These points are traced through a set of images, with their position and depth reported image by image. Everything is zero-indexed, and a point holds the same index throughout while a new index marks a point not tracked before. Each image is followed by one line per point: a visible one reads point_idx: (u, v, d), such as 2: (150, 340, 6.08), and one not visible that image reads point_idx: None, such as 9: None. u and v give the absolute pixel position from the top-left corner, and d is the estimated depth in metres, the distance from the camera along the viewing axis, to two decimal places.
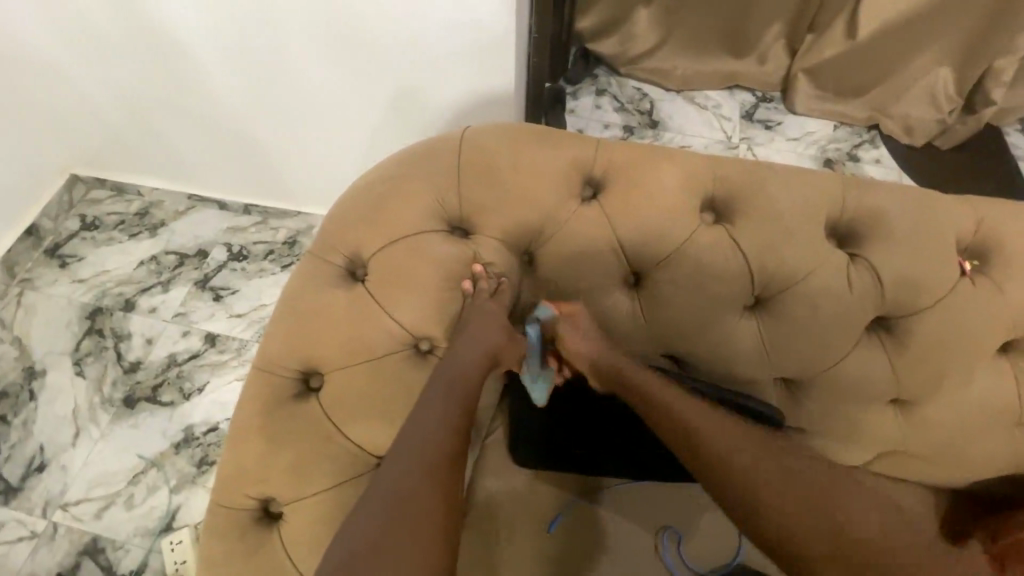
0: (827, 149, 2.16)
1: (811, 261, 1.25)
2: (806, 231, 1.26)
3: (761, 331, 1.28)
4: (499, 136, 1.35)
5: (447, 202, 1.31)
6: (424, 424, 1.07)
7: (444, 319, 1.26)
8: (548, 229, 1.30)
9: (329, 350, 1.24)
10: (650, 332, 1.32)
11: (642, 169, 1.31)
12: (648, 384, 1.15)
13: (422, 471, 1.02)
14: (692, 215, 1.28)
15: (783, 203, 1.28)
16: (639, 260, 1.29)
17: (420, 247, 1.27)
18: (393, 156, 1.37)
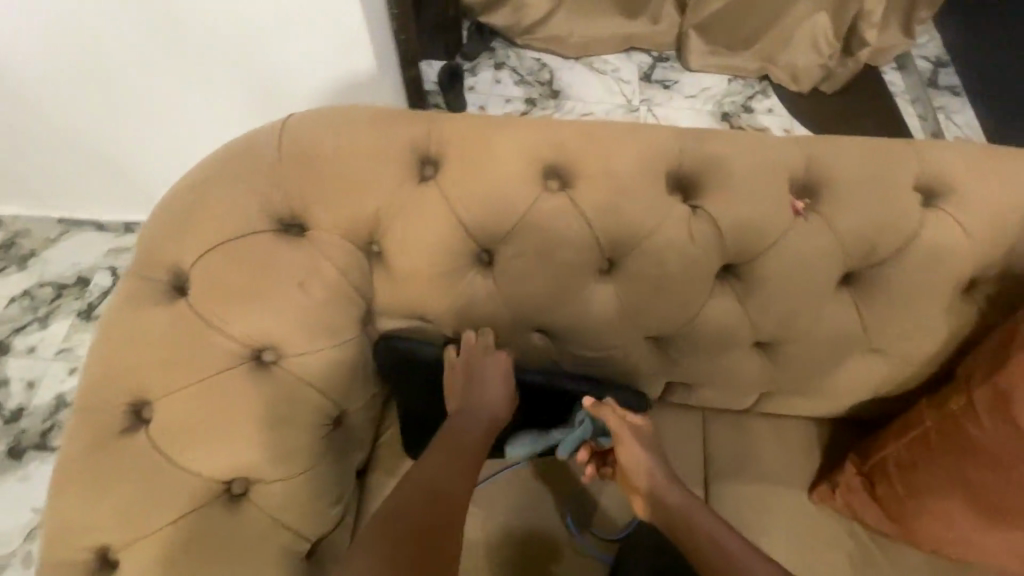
0: (723, 103, 2.10)
1: (784, 219, 1.00)
2: (773, 183, 1.01)
3: (718, 307, 1.07)
4: (324, 118, 1.05)
5: (276, 202, 1.02)
6: (446, 464, 0.97)
7: (308, 340, 1.02)
8: (389, 221, 1.01)
9: (184, 363, 0.98)
10: (515, 312, 1.10)
11: (539, 135, 1.03)
12: (668, 493, 1.00)
13: (418, 499, 0.90)
14: (525, 185, 0.99)
15: (736, 158, 1.02)
16: (484, 237, 1.02)
17: (250, 262, 0.99)
18: (242, 152, 1.04)
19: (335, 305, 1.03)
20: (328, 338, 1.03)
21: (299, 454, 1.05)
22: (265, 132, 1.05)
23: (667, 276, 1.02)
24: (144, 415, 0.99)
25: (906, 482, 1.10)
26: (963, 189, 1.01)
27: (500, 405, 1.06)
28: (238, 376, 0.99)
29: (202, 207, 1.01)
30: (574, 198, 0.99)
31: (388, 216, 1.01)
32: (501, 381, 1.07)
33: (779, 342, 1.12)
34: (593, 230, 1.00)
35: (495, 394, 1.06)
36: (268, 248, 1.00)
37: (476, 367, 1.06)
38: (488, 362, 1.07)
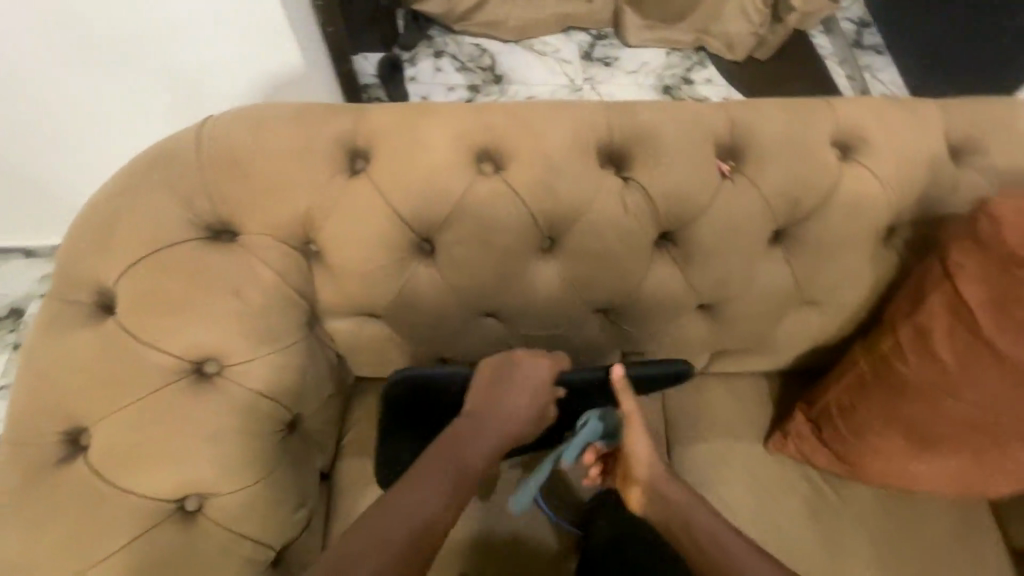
0: (664, 77, 1.75)
1: (924, 170, 0.74)
2: (899, 129, 0.76)
3: (781, 280, 0.80)
4: (268, 105, 0.75)
5: (216, 215, 0.71)
6: (449, 460, 0.68)
7: (283, 364, 0.72)
8: (380, 227, 0.72)
9: (105, 390, 0.65)
10: (585, 304, 0.80)
11: (578, 105, 0.76)
12: (696, 516, 0.71)
13: (404, 518, 0.62)
14: (576, 163, 0.72)
15: (842, 106, 0.77)
16: (544, 216, 0.73)
17: (182, 269, 0.68)
18: (164, 141, 0.74)
19: (296, 343, 0.73)
20: (298, 366, 0.74)
21: (271, 522, 0.71)
22: (196, 126, 0.74)
23: (714, 261, 0.77)
24: (82, 442, 0.66)
25: (970, 442, 0.76)
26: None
27: (523, 412, 0.74)
28: (176, 399, 0.66)
29: (112, 206, 0.70)
30: (611, 136, 0.74)
31: (333, 214, 0.72)
32: (529, 404, 0.75)
33: (826, 325, 0.86)
34: (654, 198, 0.73)
35: (641, 446, 0.76)
36: (205, 261, 0.69)
37: (505, 374, 0.75)
38: (516, 365, 0.76)
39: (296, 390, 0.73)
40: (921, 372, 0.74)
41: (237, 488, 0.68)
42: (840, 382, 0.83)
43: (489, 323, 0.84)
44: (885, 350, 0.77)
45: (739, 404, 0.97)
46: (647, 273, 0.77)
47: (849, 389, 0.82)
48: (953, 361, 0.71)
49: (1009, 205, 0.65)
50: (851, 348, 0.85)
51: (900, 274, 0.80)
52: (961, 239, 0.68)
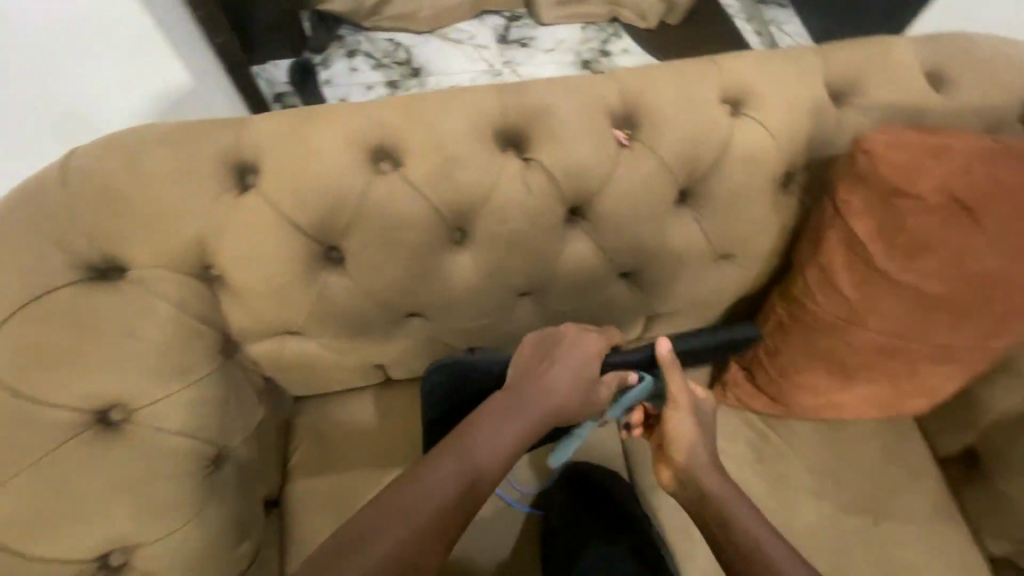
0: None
1: (806, 115, 0.77)
2: (779, 79, 0.78)
3: (693, 238, 0.81)
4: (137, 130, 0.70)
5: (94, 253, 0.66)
6: (492, 434, 0.67)
7: (199, 398, 0.69)
8: (278, 240, 0.70)
9: None
10: (509, 289, 0.80)
11: (470, 89, 0.74)
12: (732, 506, 0.73)
13: (433, 495, 0.62)
14: (470, 148, 0.71)
15: (724, 63, 0.79)
16: (445, 207, 0.71)
17: (65, 316, 0.63)
18: (29, 180, 0.68)
19: (211, 376, 0.71)
20: (216, 396, 0.71)
21: (212, 562, 0.69)
22: (63, 162, 0.68)
23: (625, 232, 0.78)
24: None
25: (884, 371, 0.80)
26: (961, 73, 0.81)
27: (571, 389, 0.71)
28: (80, 453, 0.62)
29: None
30: (506, 117, 0.73)
31: (225, 238, 0.68)
32: (579, 381, 0.72)
33: (744, 276, 0.88)
34: (555, 176, 0.72)
35: (685, 427, 0.78)
36: (90, 302, 0.64)
37: (553, 348, 0.73)
38: (567, 339, 0.74)
39: (219, 421, 0.71)
40: (829, 309, 0.76)
41: (170, 532, 0.66)
42: (765, 330, 0.87)
43: (416, 323, 0.83)
44: (796, 292, 0.80)
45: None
46: (561, 251, 0.78)
47: (771, 336, 0.85)
48: (855, 295, 0.74)
49: (879, 138, 0.68)
50: (771, 295, 0.88)
51: (803, 217, 0.83)
52: (844, 178, 0.71)
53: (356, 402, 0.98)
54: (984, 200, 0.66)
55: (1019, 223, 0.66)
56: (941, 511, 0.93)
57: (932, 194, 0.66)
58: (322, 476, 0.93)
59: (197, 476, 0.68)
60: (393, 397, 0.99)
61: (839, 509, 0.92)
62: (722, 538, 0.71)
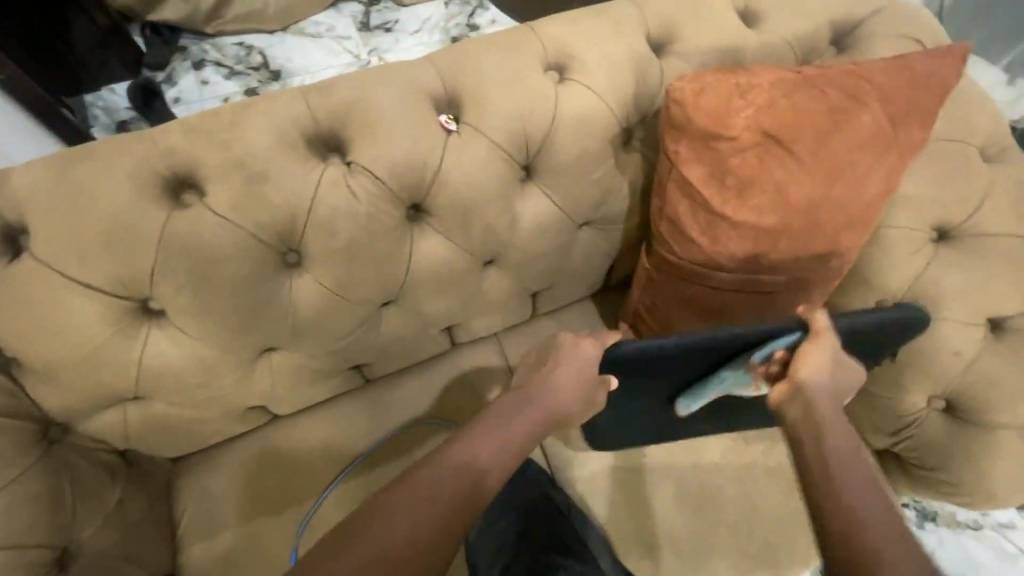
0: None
1: (630, 70, 0.76)
2: (597, 37, 0.76)
3: (547, 212, 0.79)
4: None
5: None
6: (490, 441, 0.62)
7: (16, 501, 0.60)
8: (74, 304, 0.61)
9: None
10: (366, 303, 0.75)
11: (269, 97, 0.68)
12: (838, 452, 0.58)
13: (414, 506, 0.54)
14: (280, 163, 0.65)
15: (539, 30, 0.76)
16: (265, 232, 0.65)
17: None
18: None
19: (28, 472, 0.62)
20: (41, 492, 0.62)
21: None
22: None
23: (473, 219, 0.74)
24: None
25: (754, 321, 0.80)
26: (767, 5, 0.83)
27: (572, 395, 0.69)
28: None
29: None
30: (317, 123, 0.67)
31: (7, 316, 0.60)
32: (581, 384, 0.69)
33: (609, 239, 0.88)
34: (381, 176, 0.68)
35: (819, 360, 0.65)
36: None
37: (555, 351, 0.72)
38: (564, 346, 0.72)
39: (52, 519, 0.62)
40: (691, 259, 0.76)
41: None
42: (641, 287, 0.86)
43: (275, 357, 0.77)
44: (658, 247, 0.79)
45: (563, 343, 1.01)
46: (409, 252, 0.73)
47: (648, 293, 0.85)
48: (705, 242, 0.74)
49: (686, 86, 0.69)
50: (642, 252, 0.88)
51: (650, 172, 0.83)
52: (668, 130, 0.71)
53: (237, 450, 0.90)
54: (790, 129, 0.69)
55: (825, 145, 0.69)
56: None
57: (744, 132, 0.69)
58: (218, 536, 0.85)
59: None
60: (280, 434, 0.92)
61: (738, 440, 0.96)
62: (823, 487, 0.55)
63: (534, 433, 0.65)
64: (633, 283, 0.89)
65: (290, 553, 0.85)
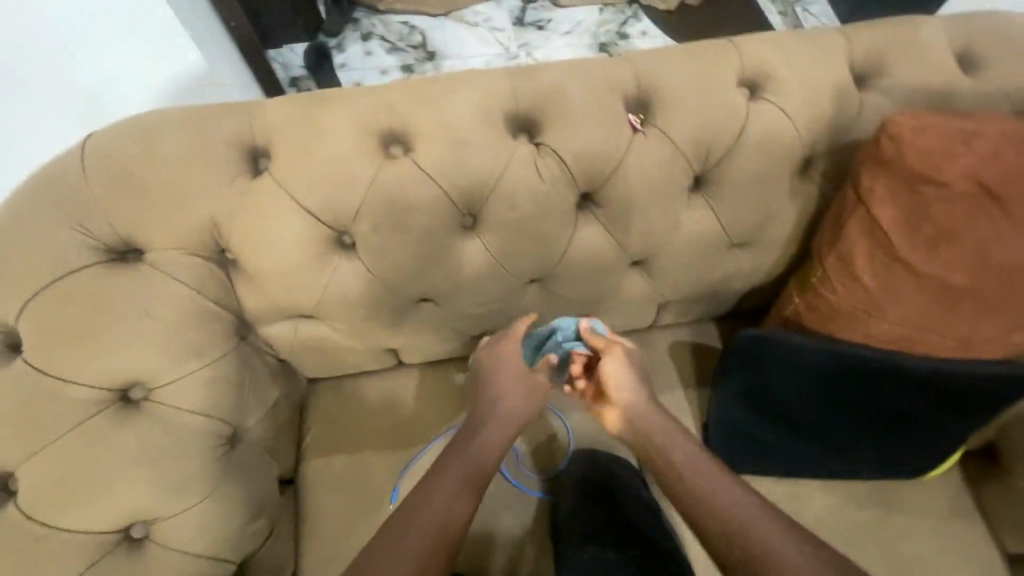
0: (599, 34, 1.73)
1: (827, 99, 0.75)
2: (800, 61, 0.75)
3: (707, 225, 0.80)
4: (141, 119, 0.70)
5: (108, 236, 0.66)
6: (474, 456, 0.73)
7: (216, 379, 0.70)
8: (289, 225, 0.70)
9: (24, 433, 0.61)
10: (519, 277, 0.80)
11: (480, 74, 0.74)
12: (696, 476, 0.70)
13: (440, 510, 0.66)
14: (482, 135, 0.71)
15: (741, 47, 0.77)
16: (456, 195, 0.71)
17: (84, 297, 0.64)
18: (46, 163, 0.68)
19: (225, 357, 0.71)
20: (233, 376, 0.72)
21: (229, 535, 0.70)
22: (79, 147, 0.68)
23: (638, 217, 0.76)
24: (12, 487, 0.62)
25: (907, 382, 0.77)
26: (991, 54, 0.78)
27: (518, 395, 0.80)
28: (103, 431, 0.63)
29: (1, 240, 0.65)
30: (518, 102, 0.73)
31: (241, 222, 0.69)
32: (517, 388, 0.80)
33: (758, 263, 0.87)
34: (567, 161, 0.72)
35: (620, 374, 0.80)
36: (112, 285, 0.65)
37: (486, 373, 0.82)
38: (489, 366, 0.82)
39: (234, 401, 0.72)
40: (848, 302, 0.75)
41: (189, 506, 0.67)
42: (785, 320, 0.86)
43: (426, 308, 0.83)
44: (814, 283, 0.79)
45: (677, 357, 1.02)
46: (570, 237, 0.77)
47: (792, 323, 0.84)
48: (877, 287, 0.72)
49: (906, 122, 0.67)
50: (788, 284, 0.87)
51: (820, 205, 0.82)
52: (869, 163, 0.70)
53: (362, 385, 0.99)
54: (1012, 186, 0.65)
55: None
56: (957, 506, 0.92)
57: (959, 181, 0.65)
58: (334, 458, 0.93)
59: (212, 452, 0.69)
60: (402, 380, 0.99)
61: (848, 499, 0.92)
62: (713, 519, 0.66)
63: (493, 441, 0.76)
64: (771, 313, 0.90)
65: (393, 489, 0.92)
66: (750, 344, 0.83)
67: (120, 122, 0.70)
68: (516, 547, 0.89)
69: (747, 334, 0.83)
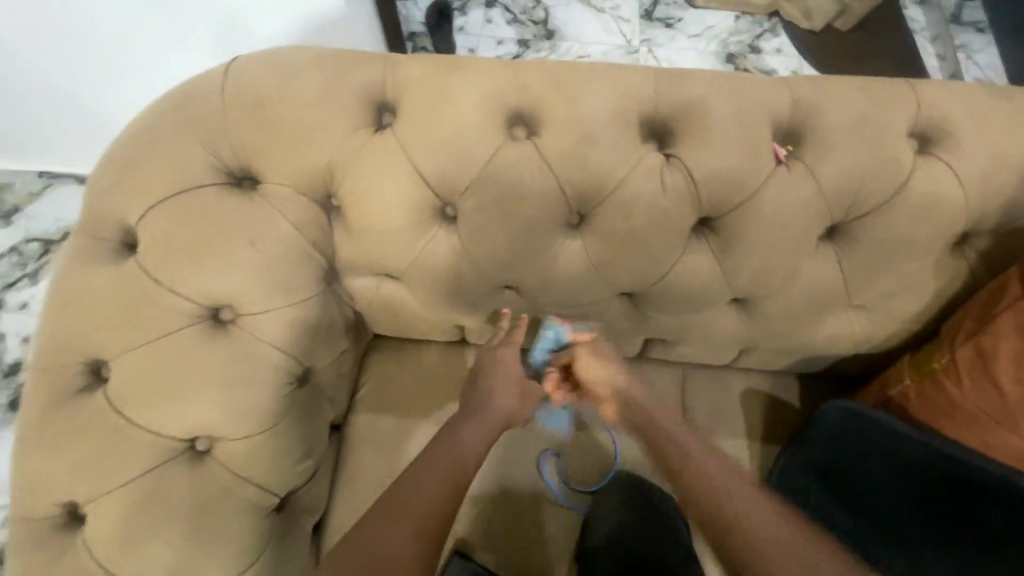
0: (728, 44, 1.62)
1: (1004, 172, 0.66)
2: (986, 124, 0.66)
3: (829, 279, 0.73)
4: (285, 51, 0.70)
5: (235, 161, 0.68)
6: (459, 452, 0.69)
7: (299, 317, 0.71)
8: (398, 183, 0.69)
9: (128, 329, 0.65)
10: (613, 286, 0.75)
11: (623, 69, 0.70)
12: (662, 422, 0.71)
13: (433, 494, 0.65)
14: (614, 132, 0.67)
15: (920, 95, 0.68)
16: (572, 190, 0.68)
17: (201, 214, 0.66)
18: (189, 79, 0.70)
19: (312, 299, 0.72)
20: (312, 321, 0.72)
21: (279, 470, 0.72)
22: (221, 68, 0.69)
23: (758, 253, 0.70)
24: (103, 375, 0.67)
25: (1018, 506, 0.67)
26: None
27: (508, 397, 0.75)
28: (194, 345, 0.66)
29: (143, 145, 0.68)
30: (658, 107, 0.68)
31: (353, 172, 0.69)
32: (514, 386, 0.76)
33: (872, 331, 0.79)
34: (696, 180, 0.67)
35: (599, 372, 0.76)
36: (226, 207, 0.67)
37: (490, 370, 0.77)
38: (495, 364, 0.77)
39: (310, 344, 0.73)
40: (973, 398, 0.68)
41: (249, 436, 0.69)
42: (887, 400, 0.79)
43: (506, 296, 0.81)
44: (935, 368, 0.72)
45: (749, 405, 0.96)
46: (677, 260, 0.72)
47: (896, 405, 0.78)
48: (1013, 394, 0.64)
49: None
50: (900, 361, 0.80)
51: (964, 286, 0.73)
52: None
53: (424, 352, 0.98)
54: None
55: None
56: None
57: None
58: (382, 418, 0.94)
59: (281, 388, 0.70)
60: (464, 359, 0.97)
61: None
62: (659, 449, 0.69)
63: (486, 437, 0.72)
64: (871, 386, 0.83)
65: None
66: (839, 415, 0.78)
67: (267, 49, 0.71)
68: (542, 551, 0.87)
69: (835, 404, 0.79)
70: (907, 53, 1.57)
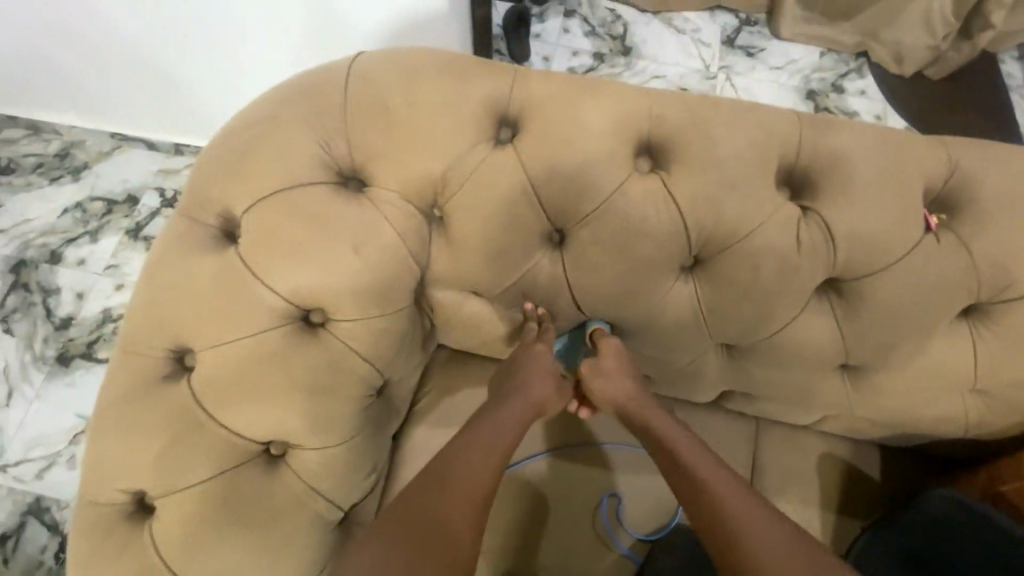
0: (810, 79, 1.54)
1: None
2: None
3: (955, 358, 0.67)
4: (409, 52, 0.68)
5: (347, 161, 0.66)
6: (485, 452, 0.65)
7: (390, 328, 0.68)
8: (510, 200, 0.65)
9: (219, 320, 0.63)
10: (719, 332, 0.69)
11: (764, 110, 0.66)
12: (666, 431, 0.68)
13: (462, 499, 0.61)
14: (752, 176, 0.63)
15: None
16: (695, 231, 0.64)
17: (308, 211, 0.64)
18: (311, 71, 0.68)
19: (401, 312, 0.68)
20: (399, 332, 0.69)
21: (347, 482, 0.68)
22: (347, 64, 0.68)
23: (884, 321, 0.65)
24: (187, 364, 0.65)
25: None
26: None
27: (542, 390, 0.71)
28: (283, 347, 0.64)
29: (257, 133, 0.66)
30: (797, 155, 0.64)
31: (466, 186, 0.65)
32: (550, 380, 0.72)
33: (992, 421, 0.72)
34: (835, 237, 0.62)
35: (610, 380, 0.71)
36: (334, 206, 0.65)
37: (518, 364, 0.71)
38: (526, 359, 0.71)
39: (393, 355, 0.70)
40: None
41: (325, 444, 0.66)
42: (999, 494, 0.72)
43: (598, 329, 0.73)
44: None
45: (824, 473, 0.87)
46: (794, 317, 0.67)
47: (1008, 502, 0.71)
48: None
49: None
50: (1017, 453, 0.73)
51: None
52: None
53: None
54: None
55: None
56: None
57: None
58: None
59: (362, 398, 0.68)
60: None
61: None
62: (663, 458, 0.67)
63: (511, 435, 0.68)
64: (976, 475, 0.76)
65: None
66: (947, 509, 0.72)
67: (390, 48, 0.69)
68: None
69: (940, 492, 0.72)
70: (1000, 113, 1.49)
